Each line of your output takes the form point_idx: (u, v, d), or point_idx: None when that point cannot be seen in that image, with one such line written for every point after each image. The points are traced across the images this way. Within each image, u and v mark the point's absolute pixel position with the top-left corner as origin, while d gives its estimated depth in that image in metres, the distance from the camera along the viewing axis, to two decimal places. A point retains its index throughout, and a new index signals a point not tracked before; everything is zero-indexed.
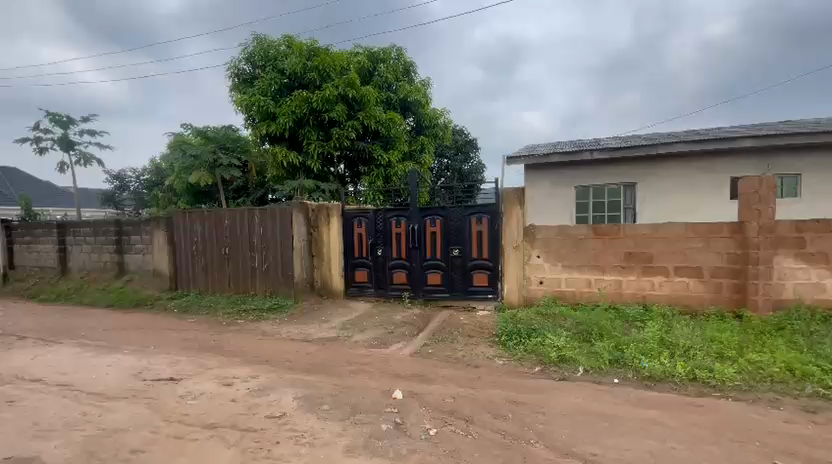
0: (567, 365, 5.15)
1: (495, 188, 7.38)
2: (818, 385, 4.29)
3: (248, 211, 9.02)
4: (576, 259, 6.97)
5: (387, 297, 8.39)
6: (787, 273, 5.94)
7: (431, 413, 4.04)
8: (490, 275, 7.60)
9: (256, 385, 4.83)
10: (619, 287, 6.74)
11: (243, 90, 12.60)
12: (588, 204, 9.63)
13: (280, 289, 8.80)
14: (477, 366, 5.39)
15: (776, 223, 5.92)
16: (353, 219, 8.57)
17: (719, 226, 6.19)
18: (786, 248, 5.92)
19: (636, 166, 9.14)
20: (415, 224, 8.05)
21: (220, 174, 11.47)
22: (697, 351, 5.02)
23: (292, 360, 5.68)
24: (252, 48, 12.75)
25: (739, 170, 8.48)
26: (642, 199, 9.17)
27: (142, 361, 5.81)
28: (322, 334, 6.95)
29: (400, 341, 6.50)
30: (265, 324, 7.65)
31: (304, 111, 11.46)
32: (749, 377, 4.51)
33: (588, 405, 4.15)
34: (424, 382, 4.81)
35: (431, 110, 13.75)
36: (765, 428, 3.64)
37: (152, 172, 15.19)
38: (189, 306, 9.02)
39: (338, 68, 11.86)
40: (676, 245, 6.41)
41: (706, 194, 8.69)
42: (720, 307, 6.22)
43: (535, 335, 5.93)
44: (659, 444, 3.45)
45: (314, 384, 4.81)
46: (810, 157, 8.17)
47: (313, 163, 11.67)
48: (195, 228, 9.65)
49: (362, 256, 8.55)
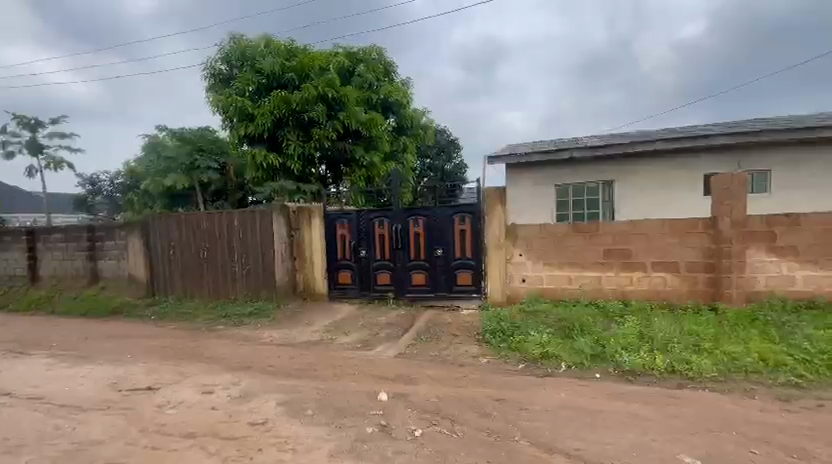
0: (550, 361, 5.21)
1: (477, 187, 7.41)
2: (790, 373, 4.45)
3: (227, 214, 8.84)
4: (557, 256, 7.06)
5: (372, 298, 8.32)
6: (759, 266, 6.14)
7: (416, 414, 4.02)
8: (474, 273, 7.61)
9: (238, 392, 4.73)
10: (599, 283, 6.86)
11: (221, 91, 12.39)
12: (567, 202, 9.77)
13: (261, 293, 8.67)
14: (462, 365, 5.41)
15: (748, 218, 6.11)
16: (336, 220, 8.48)
17: (695, 222, 6.35)
18: (757, 242, 6.12)
19: (614, 164, 9.32)
20: (398, 224, 8.02)
21: (198, 176, 11.40)
22: (676, 344, 5.13)
23: (275, 365, 5.58)
24: (228, 48, 12.55)
25: (712, 167, 8.74)
26: (619, 196, 9.37)
27: (118, 371, 5.61)
28: (305, 338, 6.87)
29: (384, 342, 6.47)
30: (246, 329, 7.50)
31: (284, 111, 11.33)
32: (724, 368, 4.64)
33: (571, 401, 4.20)
34: (409, 383, 4.79)
35: (412, 110, 13.75)
36: (741, 417, 3.75)
37: (127, 175, 14.76)
38: (166, 312, 8.78)
39: (317, 68, 11.78)
40: (653, 241, 6.56)
41: (681, 191, 8.93)
42: (695, 300, 6.40)
43: (519, 332, 5.97)
44: (641, 436, 3.52)
45: (297, 388, 4.74)
46: (780, 154, 8.43)
47: (294, 165, 11.51)
48: (172, 231, 9.40)
49: (345, 257, 8.47)
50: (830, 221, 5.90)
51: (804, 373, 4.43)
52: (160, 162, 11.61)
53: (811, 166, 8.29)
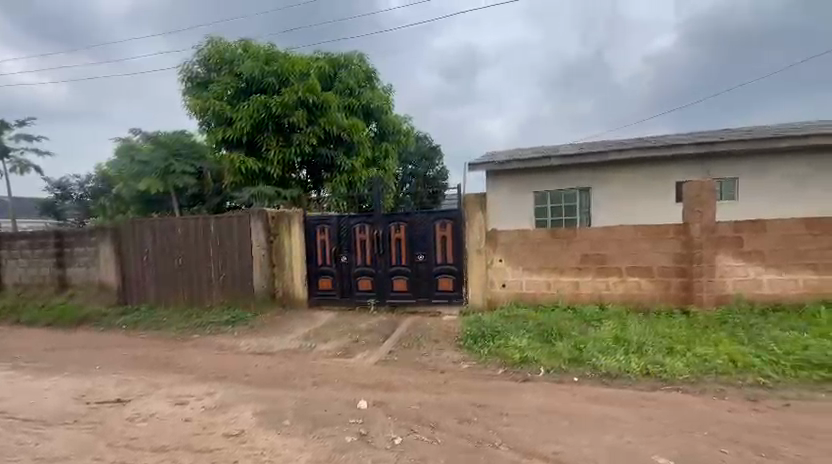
0: (529, 366, 5.27)
1: (458, 193, 7.48)
2: (758, 374, 4.61)
3: (203, 220, 8.65)
4: (536, 262, 7.16)
5: (352, 304, 8.24)
6: (728, 270, 6.36)
7: (396, 422, 3.99)
8: (455, 279, 7.65)
9: (213, 403, 4.60)
10: (577, 288, 6.98)
11: (198, 94, 12.18)
12: (546, 208, 9.94)
13: (238, 300, 8.48)
14: (443, 371, 5.42)
15: (717, 224, 6.34)
16: (316, 226, 8.39)
17: (667, 228, 6.55)
18: (726, 247, 6.35)
19: (590, 172, 9.55)
20: (380, 230, 8.00)
21: (173, 181, 11.01)
22: (650, 347, 5.26)
23: (252, 374, 5.46)
24: (206, 51, 12.39)
25: (683, 174, 9.05)
26: (595, 203, 9.58)
27: (86, 383, 5.39)
28: (284, 346, 6.75)
29: (365, 349, 6.42)
30: (223, 338, 7.32)
31: (263, 116, 11.27)
32: (697, 370, 4.77)
33: (550, 405, 4.24)
34: (389, 390, 4.75)
35: (394, 116, 13.77)
36: (713, 417, 3.86)
37: (98, 179, 14.26)
38: (139, 321, 8.48)
39: (298, 73, 11.73)
40: (627, 246, 6.73)
41: (654, 198, 9.21)
42: (669, 304, 6.58)
43: (499, 337, 6.01)
44: (617, 438, 3.58)
45: (275, 398, 4.64)
46: (746, 163, 8.78)
47: (274, 170, 11.43)
48: (146, 237, 9.13)
49: (325, 263, 8.38)
50: (792, 227, 6.17)
51: (770, 373, 4.60)
52: (133, 165, 11.11)
53: (775, 174, 8.66)
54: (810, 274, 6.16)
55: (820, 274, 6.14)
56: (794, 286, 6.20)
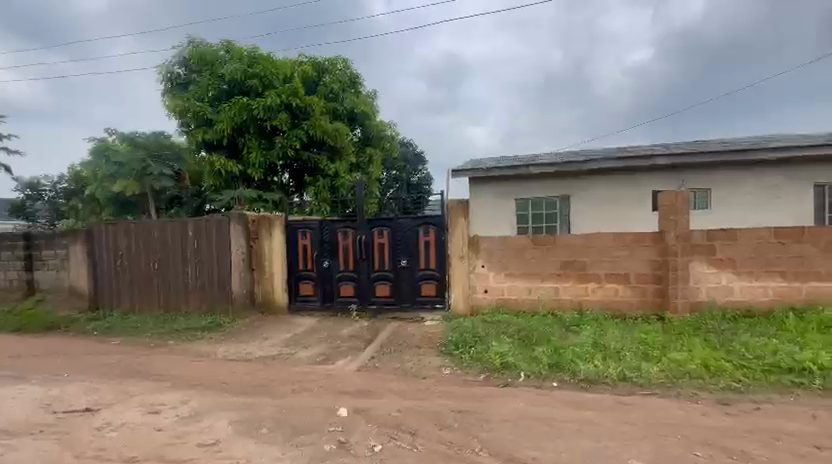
0: (509, 371, 5.30)
1: (441, 199, 7.51)
2: (729, 378, 4.74)
3: (181, 223, 8.45)
4: (517, 268, 7.23)
5: (334, 310, 8.15)
6: (701, 277, 6.55)
7: (376, 430, 3.95)
8: (437, 284, 7.66)
9: (188, 411, 4.47)
10: (557, 294, 7.08)
11: (178, 95, 11.96)
12: (527, 215, 10.06)
13: (216, 306, 8.30)
14: (425, 377, 5.40)
15: (691, 232, 6.53)
16: (297, 230, 8.27)
17: (644, 235, 6.72)
18: (699, 255, 6.55)
19: (570, 180, 9.74)
20: (363, 235, 7.96)
21: (151, 183, 10.76)
22: (627, 352, 5.36)
23: (229, 382, 5.34)
24: (187, 51, 12.18)
25: (659, 184, 9.31)
26: (575, 210, 9.76)
27: (54, 391, 5.17)
28: (263, 352, 6.62)
29: (346, 355, 6.35)
30: (200, 344, 7.15)
31: (245, 118, 11.15)
32: (672, 374, 4.88)
33: (530, 410, 4.27)
34: (370, 398, 4.70)
35: (378, 122, 13.76)
36: (686, 421, 3.95)
37: (71, 179, 13.82)
38: (111, 327, 8.20)
39: (281, 76, 11.67)
40: (606, 253, 6.87)
41: (631, 207, 9.45)
42: (645, 310, 6.73)
43: (480, 343, 6.03)
44: (595, 443, 3.63)
45: (253, 406, 4.54)
46: (719, 174, 9.09)
47: (255, 173, 11.31)
48: (120, 240, 8.87)
49: (307, 268, 8.26)
50: (762, 235, 6.40)
51: (741, 377, 4.74)
52: (108, 166, 10.75)
53: (746, 185, 8.99)
54: (779, 281, 6.39)
55: (788, 281, 6.37)
56: (764, 293, 6.41)
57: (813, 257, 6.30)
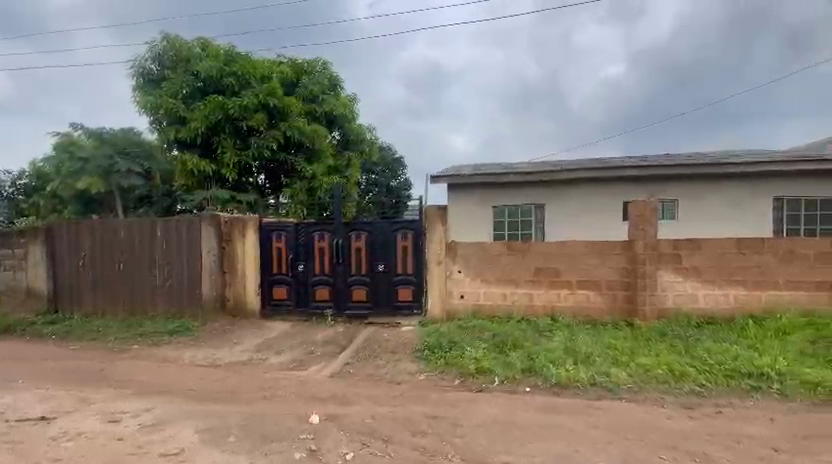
0: (483, 377, 5.33)
1: (419, 204, 7.53)
2: (693, 383, 4.91)
3: (149, 223, 8.16)
4: (493, 273, 7.31)
5: (309, 315, 8.01)
6: (668, 285, 6.78)
7: (349, 437, 3.89)
8: (414, 289, 7.65)
9: (151, 419, 4.30)
10: (531, 300, 7.19)
11: (151, 92, 11.58)
12: (503, 222, 10.18)
13: (185, 309, 8.04)
14: (399, 382, 5.36)
15: (658, 241, 6.76)
16: (272, 233, 8.10)
17: (614, 244, 6.91)
18: (666, 263, 6.78)
19: (545, 189, 9.94)
20: (339, 238, 7.86)
21: (118, 181, 10.17)
22: (597, 357, 5.49)
23: (197, 388, 5.16)
24: (160, 46, 11.84)
25: (629, 194, 9.62)
26: (550, 218, 9.96)
27: (5, 398, 4.88)
28: (232, 358, 6.44)
29: (320, 361, 6.25)
30: (166, 349, 6.90)
31: (220, 117, 10.99)
32: (640, 378, 5.02)
33: (503, 415, 4.30)
34: (344, 404, 4.64)
35: (357, 126, 13.69)
36: (652, 424, 4.07)
37: (31, 175, 13.14)
38: (72, 331, 7.82)
39: (259, 76, 11.57)
40: (578, 261, 7.03)
41: (603, 216, 9.72)
42: (615, 316, 6.91)
43: (455, 348, 6.03)
44: (565, 447, 3.69)
45: (221, 413, 4.41)
46: (685, 186, 9.47)
47: (229, 174, 11.09)
48: (83, 239, 8.49)
49: (281, 272, 8.08)
50: (724, 245, 6.68)
51: (703, 381, 4.92)
52: (73, 162, 10.19)
53: (710, 197, 9.40)
54: (740, 289, 6.67)
55: (748, 290, 6.66)
56: (726, 301, 6.69)
57: (771, 267, 6.61)
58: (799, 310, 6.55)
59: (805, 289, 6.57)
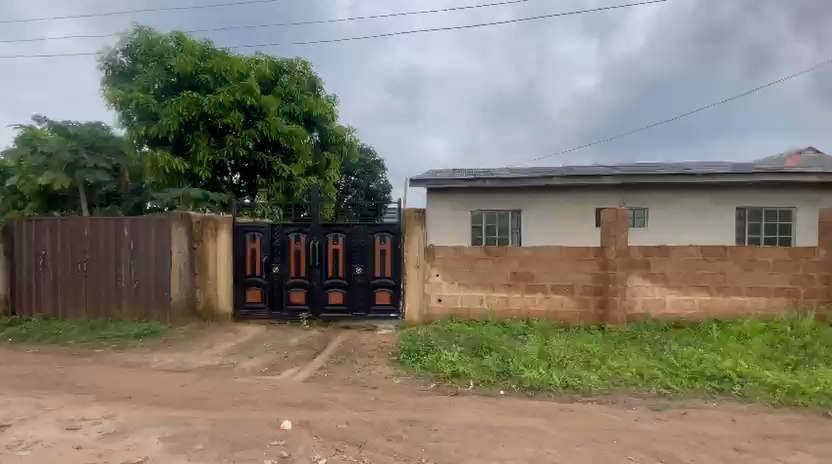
0: (459, 380, 5.35)
1: (398, 207, 7.53)
2: (660, 385, 5.07)
3: (116, 222, 7.84)
4: (470, 277, 7.36)
5: (283, 318, 7.88)
6: (638, 290, 6.99)
7: (321, 442, 3.83)
8: (392, 292, 7.65)
9: (113, 427, 4.11)
10: (507, 304, 7.27)
11: (123, 86, 11.22)
12: (481, 227, 10.29)
13: (153, 311, 7.78)
14: (374, 387, 5.32)
15: (629, 248, 6.96)
16: (246, 233, 7.92)
17: (586, 250, 7.08)
18: (636, 269, 6.99)
19: (521, 195, 10.10)
20: (316, 240, 7.76)
21: (83, 177, 9.19)
22: (570, 361, 5.59)
23: (163, 394, 4.97)
24: (132, 39, 11.46)
25: (602, 202, 9.89)
26: (526, 224, 10.13)
27: None
28: (202, 362, 6.24)
29: (293, 366, 6.13)
30: (132, 353, 6.62)
31: (194, 114, 10.74)
32: (610, 381, 5.14)
33: (477, 418, 4.32)
34: (316, 409, 4.56)
35: (337, 127, 13.56)
36: (620, 427, 4.17)
37: None
38: (29, 334, 7.40)
39: (236, 73, 11.27)
40: (552, 266, 7.16)
41: (577, 223, 9.96)
42: (587, 320, 7.07)
43: (431, 352, 6.03)
44: (537, 450, 3.74)
45: (188, 420, 4.26)
46: (655, 194, 9.80)
47: (203, 172, 11.01)
48: (43, 238, 8.08)
49: (255, 274, 7.91)
50: (690, 253, 6.93)
51: (670, 384, 5.08)
52: (34, 157, 9.26)
53: (678, 206, 9.76)
54: (705, 295, 6.93)
55: (713, 295, 6.93)
56: (691, 306, 6.94)
57: (734, 274, 6.91)
58: (759, 315, 6.86)
59: (764, 295, 6.88)
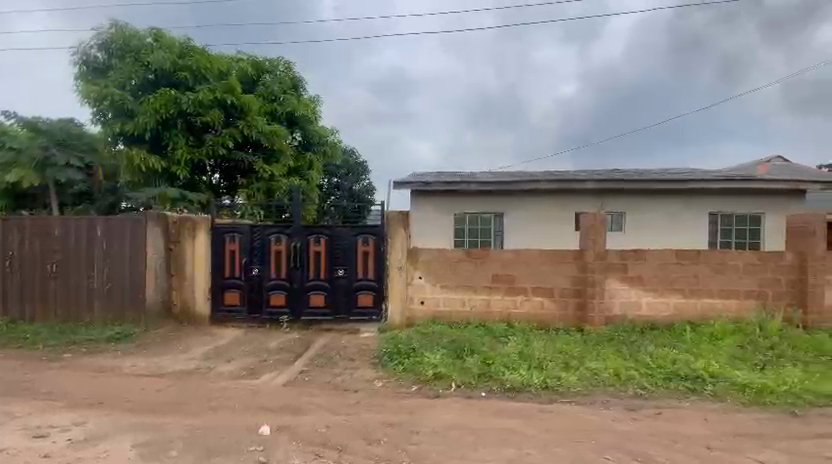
0: (440, 382, 5.36)
1: (382, 210, 7.52)
2: (636, 386, 5.18)
3: (88, 221, 7.60)
4: (452, 279, 7.39)
5: (263, 321, 7.75)
6: (615, 292, 7.14)
7: (300, 447, 3.79)
8: (374, 295, 7.61)
9: (83, 434, 3.97)
10: (488, 306, 7.32)
11: (98, 82, 10.90)
12: (464, 229, 10.35)
13: (126, 314, 7.55)
14: (355, 390, 5.28)
15: (607, 252, 7.12)
16: (224, 234, 7.76)
17: (565, 253, 7.20)
18: (614, 272, 7.15)
19: (503, 198, 10.21)
20: (298, 241, 7.68)
21: (54, 175, 8.88)
22: (550, 362, 5.66)
23: (136, 400, 4.82)
24: (108, 35, 11.14)
25: (582, 206, 10.08)
26: (507, 227, 10.25)
27: None
28: (178, 366, 6.08)
29: (272, 369, 6.03)
30: (103, 357, 6.41)
31: (172, 112, 10.53)
32: (588, 383, 5.23)
33: (458, 421, 4.34)
34: (296, 413, 4.50)
35: (320, 127, 13.45)
36: (598, 427, 4.25)
37: None
38: None
39: (216, 72, 11.16)
40: (533, 269, 7.25)
41: (557, 226, 10.13)
42: (566, 322, 7.19)
43: (413, 354, 6.02)
44: (517, 451, 3.78)
45: (163, 426, 4.14)
46: (632, 199, 10.06)
47: (180, 171, 10.75)
48: (10, 238, 7.76)
49: (234, 276, 7.75)
50: (665, 256, 7.12)
51: (646, 384, 5.20)
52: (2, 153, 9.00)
53: (654, 210, 10.03)
54: (679, 298, 7.13)
55: (686, 298, 7.14)
56: (666, 308, 7.13)
57: (706, 277, 7.13)
58: (730, 317, 7.09)
59: (735, 298, 7.12)
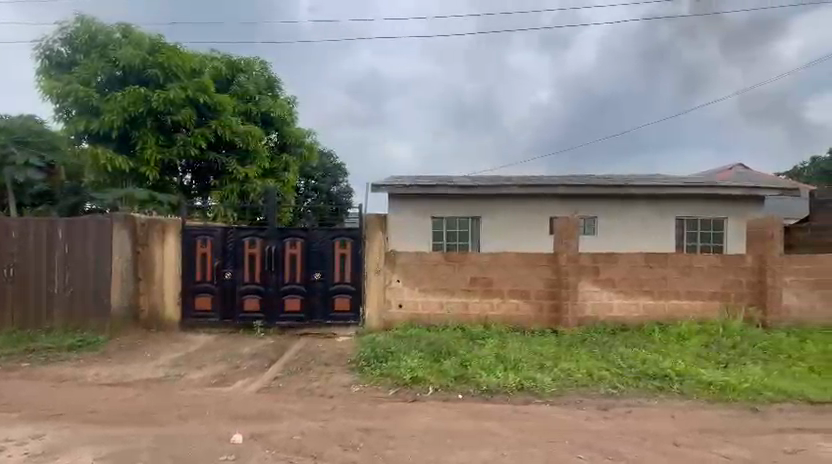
0: (418, 386, 5.35)
1: (359, 212, 7.47)
2: (608, 385, 5.32)
3: (48, 223, 7.24)
4: (430, 282, 7.40)
5: (236, 326, 7.56)
6: (587, 295, 7.32)
7: (274, 455, 3.71)
8: (352, 299, 7.53)
9: (40, 448, 3.77)
10: (466, 308, 7.37)
11: (62, 78, 10.45)
12: (442, 232, 10.41)
13: (89, 321, 7.21)
14: (331, 395, 5.21)
15: (579, 254, 7.29)
16: (196, 237, 7.54)
17: (540, 256, 7.33)
18: (586, 275, 7.32)
19: (480, 202, 10.33)
20: (273, 245, 7.53)
21: (11, 175, 8.44)
22: (525, 364, 5.74)
23: (100, 410, 4.61)
24: (72, 29, 10.70)
25: (556, 210, 10.32)
26: (484, 230, 10.36)
27: None
28: (145, 375, 5.84)
29: (246, 376, 5.88)
30: (64, 366, 6.10)
31: (141, 110, 10.15)
32: (563, 384, 5.32)
33: (435, 424, 4.34)
34: (271, 421, 4.40)
35: (296, 128, 13.27)
36: (571, 427, 4.33)
37: None
38: None
39: (188, 69, 10.85)
40: (509, 271, 7.35)
41: (533, 230, 10.32)
42: (541, 324, 7.32)
43: (390, 358, 5.99)
44: (493, 452, 3.81)
45: (128, 437, 3.97)
46: (604, 203, 10.36)
47: (149, 171, 10.35)
48: None
49: (206, 281, 7.53)
50: (636, 259, 7.35)
51: (618, 384, 5.34)
52: None
53: (624, 214, 10.36)
54: (648, 299, 7.37)
55: (655, 299, 7.38)
56: (636, 309, 7.35)
57: (673, 279, 7.40)
58: (696, 317, 7.38)
59: (700, 299, 7.41)
